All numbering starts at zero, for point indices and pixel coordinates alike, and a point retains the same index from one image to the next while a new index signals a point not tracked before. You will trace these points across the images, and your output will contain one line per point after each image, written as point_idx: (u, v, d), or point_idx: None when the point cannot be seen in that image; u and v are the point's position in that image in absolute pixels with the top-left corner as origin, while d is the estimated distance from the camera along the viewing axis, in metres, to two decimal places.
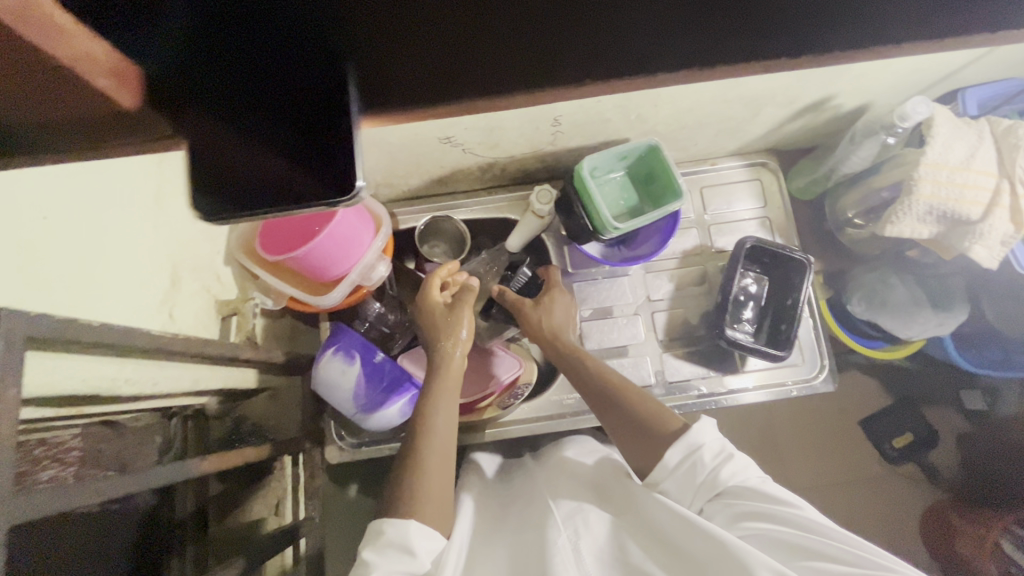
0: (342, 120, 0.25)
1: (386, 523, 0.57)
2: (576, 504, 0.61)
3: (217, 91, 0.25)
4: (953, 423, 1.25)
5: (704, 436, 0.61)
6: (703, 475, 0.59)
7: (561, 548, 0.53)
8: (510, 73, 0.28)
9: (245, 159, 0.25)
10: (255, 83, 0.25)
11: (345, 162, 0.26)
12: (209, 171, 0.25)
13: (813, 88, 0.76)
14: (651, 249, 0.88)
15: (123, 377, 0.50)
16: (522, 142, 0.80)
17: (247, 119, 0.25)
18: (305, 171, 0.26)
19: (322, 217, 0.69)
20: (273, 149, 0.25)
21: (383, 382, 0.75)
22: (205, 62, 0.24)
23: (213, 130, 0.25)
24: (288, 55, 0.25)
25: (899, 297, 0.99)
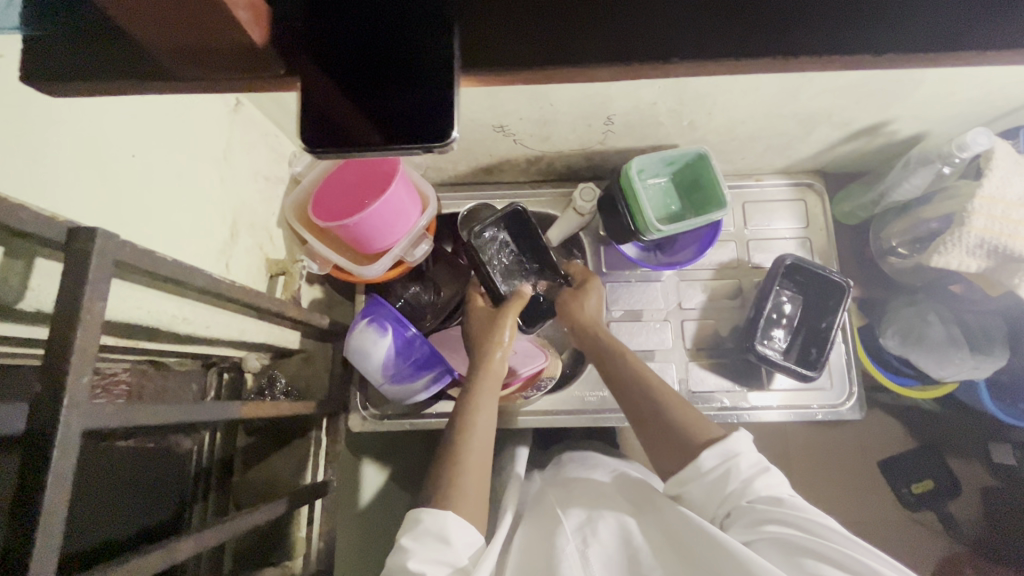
0: (448, 66, 0.27)
1: (420, 512, 0.59)
2: (587, 512, 0.61)
3: (339, 47, 0.27)
4: (979, 476, 1.21)
5: (742, 445, 0.60)
6: (733, 483, 0.59)
7: (570, 554, 0.55)
8: (600, 39, 0.28)
9: (356, 107, 0.27)
10: (373, 40, 0.27)
11: (447, 111, 0.27)
12: (322, 117, 0.27)
13: (871, 111, 0.76)
14: (689, 256, 0.88)
15: (180, 315, 0.53)
16: (573, 137, 0.81)
17: (363, 76, 0.27)
18: (403, 119, 0.27)
19: (375, 191, 0.71)
20: (378, 100, 0.27)
21: (412, 357, 0.75)
22: (332, 23, 0.27)
23: (335, 81, 0.27)
24: (401, 18, 0.27)
25: (936, 335, 0.98)
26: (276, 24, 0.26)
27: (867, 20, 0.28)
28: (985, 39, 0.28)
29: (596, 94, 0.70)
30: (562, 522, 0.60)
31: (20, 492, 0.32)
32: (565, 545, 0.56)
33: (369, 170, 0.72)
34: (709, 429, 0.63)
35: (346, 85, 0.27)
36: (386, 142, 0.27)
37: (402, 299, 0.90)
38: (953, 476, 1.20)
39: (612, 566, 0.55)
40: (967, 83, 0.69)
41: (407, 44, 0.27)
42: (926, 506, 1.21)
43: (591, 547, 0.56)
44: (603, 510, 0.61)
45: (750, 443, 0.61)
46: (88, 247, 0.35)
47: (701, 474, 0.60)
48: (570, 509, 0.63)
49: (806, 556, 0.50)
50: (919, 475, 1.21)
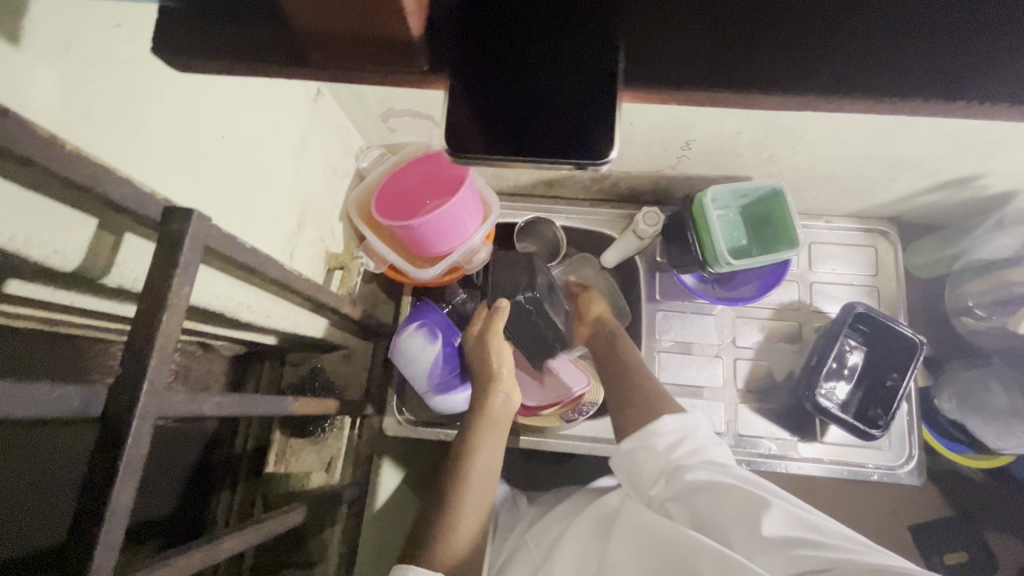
0: (609, 82, 0.25)
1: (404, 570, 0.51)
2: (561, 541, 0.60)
3: (494, 51, 0.26)
4: (1020, 557, 1.15)
5: (681, 428, 0.62)
6: (684, 449, 0.60)
7: None
8: (782, 64, 0.25)
9: (508, 114, 0.26)
10: (529, 47, 0.26)
11: (605, 129, 0.26)
12: (472, 123, 0.27)
13: (965, 161, 0.72)
14: (750, 293, 0.85)
15: (244, 303, 0.52)
16: (644, 159, 0.79)
17: (518, 85, 0.26)
18: (557, 133, 0.26)
19: (444, 195, 0.71)
20: (532, 108, 0.26)
21: (458, 366, 0.74)
22: (489, 26, 0.25)
23: (491, 90, 0.26)
24: (564, 26, 0.26)
25: (999, 404, 0.92)
26: (437, 26, 0.25)
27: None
28: None
29: (681, 118, 0.68)
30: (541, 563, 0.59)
31: (91, 483, 0.30)
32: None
33: (436, 171, 0.72)
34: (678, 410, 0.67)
35: (503, 87, 0.26)
36: (536, 150, 0.26)
37: (450, 305, 0.88)
38: (990, 554, 1.14)
39: None
40: None
41: (571, 52, 0.26)
42: None
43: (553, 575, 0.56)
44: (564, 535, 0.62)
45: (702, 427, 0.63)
46: (183, 228, 0.34)
47: (654, 440, 0.62)
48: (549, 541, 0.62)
49: (749, 503, 0.50)
50: (953, 546, 1.15)
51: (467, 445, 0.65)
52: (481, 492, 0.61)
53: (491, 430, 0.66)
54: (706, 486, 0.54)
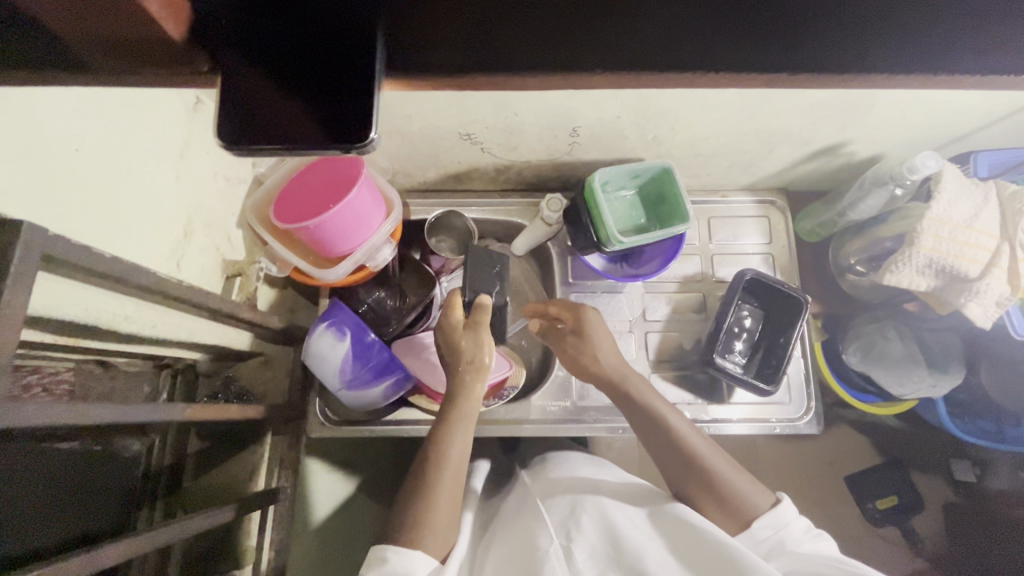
0: (367, 71, 0.27)
1: (388, 551, 0.62)
2: (570, 509, 0.71)
3: (255, 45, 0.27)
4: (941, 492, 1.28)
5: (791, 515, 0.66)
6: (780, 542, 0.65)
7: (554, 553, 0.63)
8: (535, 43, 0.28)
9: (275, 105, 0.27)
10: (293, 46, 0.27)
11: (366, 112, 0.27)
12: (240, 116, 0.27)
13: (828, 131, 0.79)
14: (653, 269, 0.90)
15: (121, 313, 0.52)
16: (540, 147, 0.82)
17: (281, 75, 0.27)
18: (323, 120, 0.27)
19: (339, 194, 0.72)
20: (295, 99, 0.27)
21: (370, 363, 0.74)
22: (246, 20, 0.27)
23: (261, 85, 0.27)
24: (325, 21, 0.27)
25: (894, 352, 1.08)
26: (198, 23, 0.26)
27: (828, 32, 0.28)
28: (906, 65, 0.30)
29: (561, 106, 0.71)
30: (546, 519, 0.70)
31: None
32: (549, 545, 0.64)
33: (333, 173, 0.73)
34: (759, 498, 0.67)
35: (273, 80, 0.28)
36: (299, 137, 0.27)
37: (365, 304, 0.90)
38: (915, 494, 1.27)
39: (595, 556, 0.63)
40: (916, 106, 0.71)
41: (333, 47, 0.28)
42: (888, 522, 1.28)
43: (575, 542, 0.64)
44: (586, 507, 0.70)
45: (793, 508, 0.68)
46: (9, 239, 0.34)
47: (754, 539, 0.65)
48: (554, 506, 0.73)
49: None
50: (884, 492, 1.28)
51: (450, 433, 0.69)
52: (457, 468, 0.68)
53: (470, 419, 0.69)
54: (799, 565, 0.61)
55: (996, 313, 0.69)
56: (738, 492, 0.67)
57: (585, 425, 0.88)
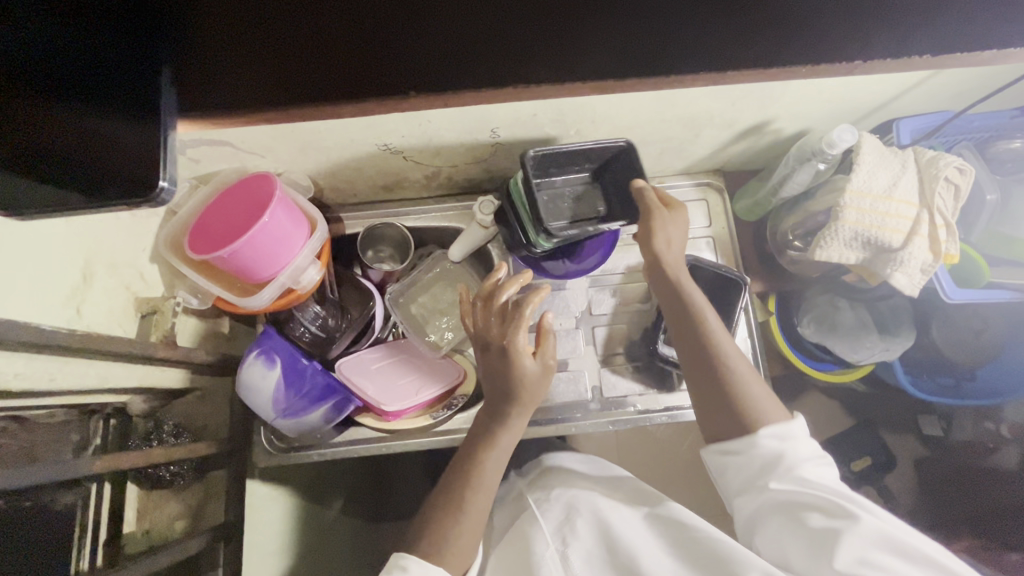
0: (148, 137, 0.45)
1: (406, 558, 0.65)
2: (565, 513, 0.76)
3: (58, 112, 0.44)
4: (911, 448, 1.33)
5: (796, 430, 0.67)
6: (780, 466, 0.65)
7: (550, 557, 0.70)
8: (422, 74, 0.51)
9: (102, 162, 0.45)
10: (63, 113, 0.45)
11: (151, 173, 0.45)
12: (21, 169, 0.45)
13: (749, 111, 0.78)
14: (596, 261, 0.88)
15: (10, 371, 0.49)
16: (462, 150, 0.80)
17: (127, 148, 0.45)
18: (129, 173, 0.45)
19: (253, 219, 0.69)
20: (124, 157, 0.45)
21: (304, 388, 0.73)
22: (41, 99, 0.44)
23: (53, 146, 0.45)
24: (108, 84, 0.45)
25: (846, 320, 1.11)
26: None
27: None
28: None
29: (473, 108, 0.69)
30: (544, 525, 0.75)
31: None
32: (544, 549, 0.71)
33: (247, 197, 0.71)
34: (770, 411, 0.68)
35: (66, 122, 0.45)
36: (117, 193, 0.45)
37: (303, 328, 0.87)
38: (886, 452, 1.31)
39: (590, 559, 0.70)
40: (828, 80, 0.71)
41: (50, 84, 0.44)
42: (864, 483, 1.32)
43: (570, 546, 0.71)
44: (580, 509, 0.76)
45: (803, 428, 0.67)
46: None
47: (752, 451, 0.66)
48: (551, 509, 0.78)
49: (836, 521, 0.59)
50: (859, 453, 1.31)
51: (500, 419, 0.73)
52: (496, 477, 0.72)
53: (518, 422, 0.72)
54: (801, 494, 0.62)
55: (922, 281, 0.70)
56: (761, 419, 0.67)
57: (538, 426, 0.88)
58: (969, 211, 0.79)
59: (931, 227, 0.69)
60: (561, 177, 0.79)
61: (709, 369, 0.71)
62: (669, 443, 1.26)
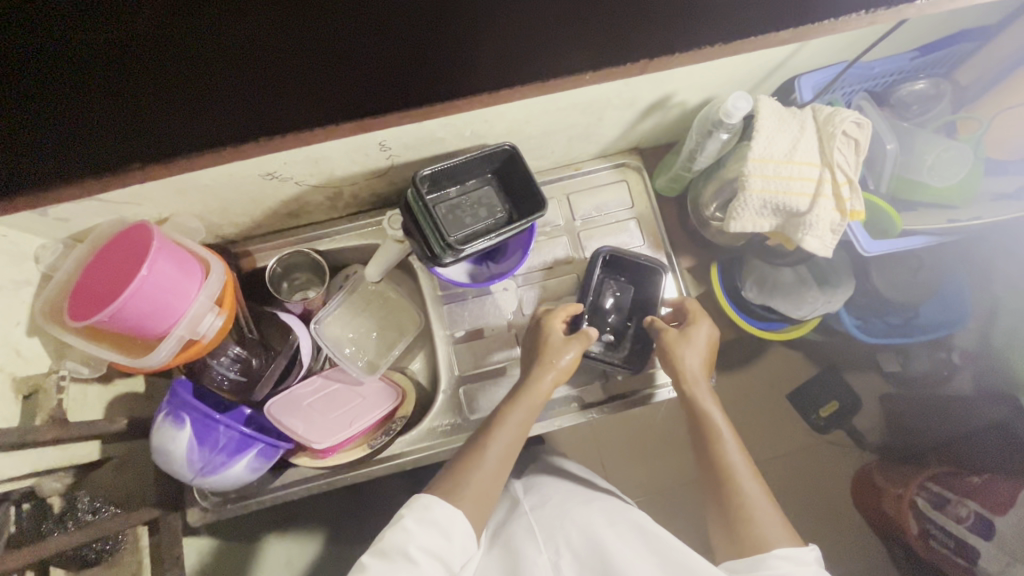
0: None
1: (427, 498, 0.64)
2: (561, 520, 0.73)
3: None
4: (875, 386, 1.35)
5: (804, 558, 0.63)
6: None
7: (539, 565, 0.68)
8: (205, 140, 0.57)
9: None
10: None
11: None
12: None
13: (645, 88, 0.75)
14: (516, 262, 0.86)
15: None
16: (357, 168, 0.76)
17: None
18: None
19: (130, 275, 0.64)
20: None
21: (218, 443, 0.68)
22: None
23: None
24: None
25: (786, 279, 1.12)
26: None
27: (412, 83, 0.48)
28: None
29: None
30: (538, 532, 0.73)
31: None
32: (536, 556, 0.69)
33: (123, 252, 0.66)
34: (780, 533, 0.65)
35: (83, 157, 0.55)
36: None
37: (226, 379, 0.82)
38: (851, 394, 1.35)
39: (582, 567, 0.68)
40: None
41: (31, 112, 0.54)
42: (832, 427, 1.36)
43: (561, 554, 0.68)
44: (575, 518, 0.73)
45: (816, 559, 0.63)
46: None
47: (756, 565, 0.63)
48: (546, 514, 0.75)
49: None
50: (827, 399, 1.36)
51: (513, 397, 0.74)
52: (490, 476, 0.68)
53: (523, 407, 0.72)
54: None
55: (833, 241, 0.69)
56: (762, 530, 0.65)
57: None
58: (874, 161, 0.78)
59: (834, 186, 0.68)
60: (455, 188, 0.79)
61: (713, 480, 0.71)
62: (641, 421, 1.25)
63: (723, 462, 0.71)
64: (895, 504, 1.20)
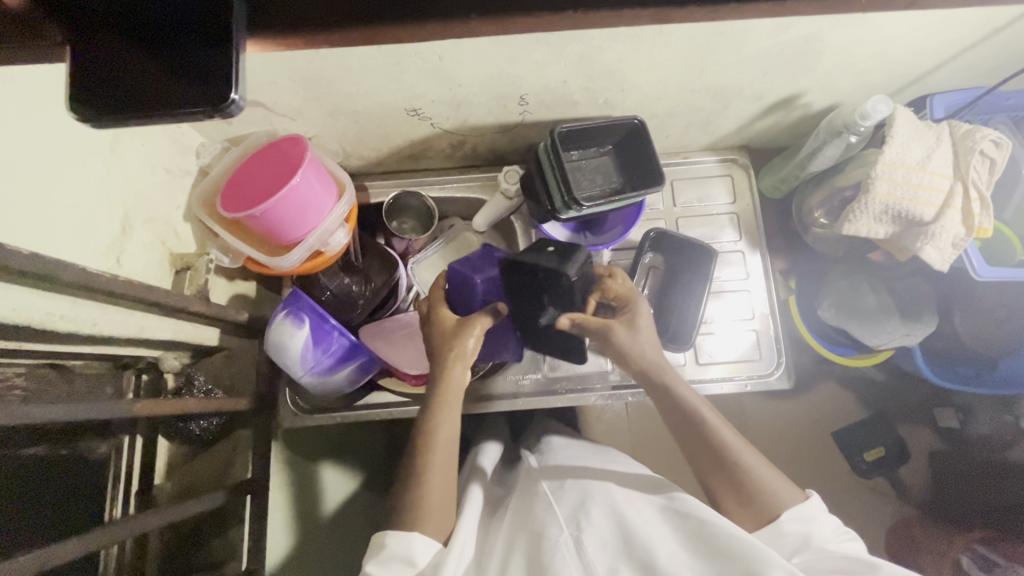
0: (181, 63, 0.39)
1: (387, 536, 0.64)
2: (580, 500, 0.70)
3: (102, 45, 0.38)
4: (926, 440, 1.32)
5: (814, 510, 0.65)
6: (807, 543, 0.63)
7: (565, 545, 0.63)
8: None
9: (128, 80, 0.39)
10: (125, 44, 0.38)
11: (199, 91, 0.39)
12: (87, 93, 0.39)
13: (780, 83, 0.77)
14: (617, 234, 0.89)
15: (58, 312, 0.51)
16: (490, 119, 0.80)
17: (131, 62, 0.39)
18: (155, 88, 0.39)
19: (283, 180, 0.70)
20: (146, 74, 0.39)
21: (331, 348, 0.74)
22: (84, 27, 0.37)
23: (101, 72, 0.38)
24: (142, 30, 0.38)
25: (868, 304, 1.08)
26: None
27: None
28: None
29: (502, 72, 0.69)
30: (556, 511, 0.69)
31: None
32: (559, 535, 0.64)
33: (277, 159, 0.72)
34: (789, 493, 0.66)
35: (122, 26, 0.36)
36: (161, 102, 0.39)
37: (328, 291, 0.88)
38: (901, 445, 1.29)
39: (607, 547, 0.63)
40: (863, 51, 0.70)
41: None
42: (876, 474, 1.31)
43: (584, 533, 0.64)
44: (595, 496, 0.70)
45: (820, 507, 0.66)
46: None
47: (779, 537, 0.63)
48: (565, 495, 0.72)
49: None
50: (873, 443, 1.30)
51: (432, 407, 0.70)
52: (442, 495, 0.67)
53: (448, 408, 0.70)
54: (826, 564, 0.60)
55: (952, 255, 0.70)
56: (770, 491, 0.66)
57: (559, 396, 0.88)
58: (1003, 185, 0.77)
59: (964, 201, 0.68)
60: (577, 152, 0.82)
61: (716, 467, 0.68)
62: None
63: (724, 448, 0.68)
64: (935, 560, 1.15)
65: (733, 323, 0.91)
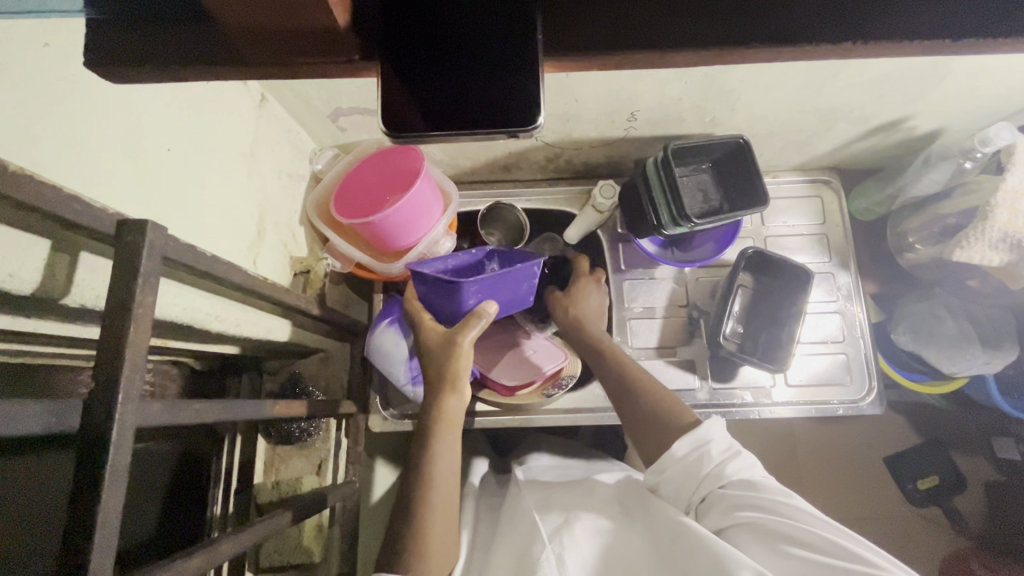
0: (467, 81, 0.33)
1: None
2: (563, 517, 0.60)
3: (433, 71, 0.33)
4: (983, 470, 1.16)
5: (713, 432, 0.60)
6: (707, 467, 0.57)
7: (548, 562, 0.53)
8: None
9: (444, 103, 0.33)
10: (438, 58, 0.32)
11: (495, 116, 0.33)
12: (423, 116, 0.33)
13: (892, 106, 0.76)
14: (709, 252, 0.89)
15: (213, 313, 0.52)
16: (593, 133, 0.81)
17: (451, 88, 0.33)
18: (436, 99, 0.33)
19: (399, 188, 0.70)
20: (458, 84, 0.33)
21: None
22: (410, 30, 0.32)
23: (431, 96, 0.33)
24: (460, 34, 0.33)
25: (947, 330, 1.00)
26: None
27: None
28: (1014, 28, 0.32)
29: (621, 88, 0.70)
30: (539, 528, 0.59)
31: (76, 497, 0.31)
32: (540, 551, 0.55)
33: (390, 165, 0.72)
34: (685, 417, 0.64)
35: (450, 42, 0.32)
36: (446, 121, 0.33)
37: None
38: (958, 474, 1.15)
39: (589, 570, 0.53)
40: (985, 78, 0.70)
41: None
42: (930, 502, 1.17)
43: (569, 551, 0.54)
44: (580, 512, 0.60)
45: (723, 428, 0.61)
46: (138, 240, 0.34)
47: (677, 462, 0.59)
48: (550, 516, 0.61)
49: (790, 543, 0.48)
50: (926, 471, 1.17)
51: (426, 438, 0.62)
52: (443, 531, 0.58)
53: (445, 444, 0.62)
54: (749, 513, 0.52)
55: None
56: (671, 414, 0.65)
57: None
58: None
59: None
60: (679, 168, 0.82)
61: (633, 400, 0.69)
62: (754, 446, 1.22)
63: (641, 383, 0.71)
64: None
65: (820, 346, 0.90)
